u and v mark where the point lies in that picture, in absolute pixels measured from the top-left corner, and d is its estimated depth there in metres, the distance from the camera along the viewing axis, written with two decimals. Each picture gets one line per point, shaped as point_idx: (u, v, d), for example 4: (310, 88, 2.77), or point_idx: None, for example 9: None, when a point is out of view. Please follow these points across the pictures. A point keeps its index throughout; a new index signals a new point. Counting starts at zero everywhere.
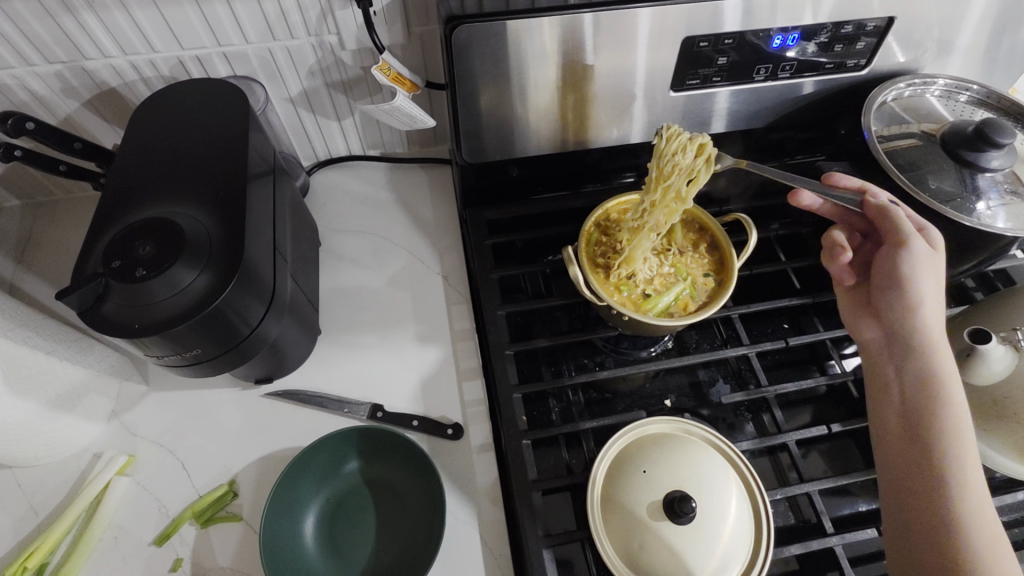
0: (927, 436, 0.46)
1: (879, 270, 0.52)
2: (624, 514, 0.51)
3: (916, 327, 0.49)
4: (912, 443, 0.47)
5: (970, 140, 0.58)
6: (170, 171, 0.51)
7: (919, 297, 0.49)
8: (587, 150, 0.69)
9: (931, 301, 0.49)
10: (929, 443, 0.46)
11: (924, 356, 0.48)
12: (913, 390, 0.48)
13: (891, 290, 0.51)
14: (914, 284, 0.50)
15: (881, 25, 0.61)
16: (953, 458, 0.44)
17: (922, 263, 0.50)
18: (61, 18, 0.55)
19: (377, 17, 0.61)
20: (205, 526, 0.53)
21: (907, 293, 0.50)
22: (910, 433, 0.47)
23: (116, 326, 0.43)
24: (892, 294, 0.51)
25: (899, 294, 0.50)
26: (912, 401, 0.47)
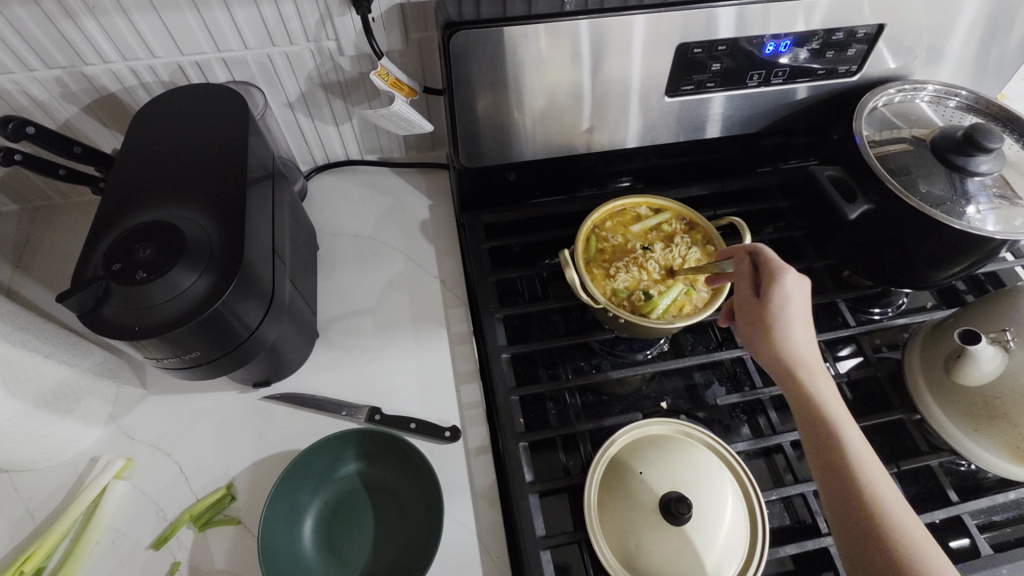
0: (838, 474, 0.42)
1: (744, 314, 0.51)
2: (621, 515, 0.51)
3: (792, 361, 0.47)
4: (828, 479, 0.43)
5: (959, 145, 0.59)
6: (169, 175, 0.51)
7: (784, 338, 0.48)
8: (584, 155, 0.70)
9: (798, 332, 0.48)
10: (846, 474, 0.42)
11: (810, 388, 0.46)
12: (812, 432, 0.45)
13: (759, 334, 0.49)
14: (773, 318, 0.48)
15: (871, 32, 0.62)
16: (870, 482, 0.41)
17: (780, 303, 0.48)
18: (62, 24, 0.56)
19: (376, 23, 0.62)
20: (203, 529, 0.53)
21: (772, 332, 0.48)
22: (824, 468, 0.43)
23: (116, 328, 0.43)
24: (761, 335, 0.49)
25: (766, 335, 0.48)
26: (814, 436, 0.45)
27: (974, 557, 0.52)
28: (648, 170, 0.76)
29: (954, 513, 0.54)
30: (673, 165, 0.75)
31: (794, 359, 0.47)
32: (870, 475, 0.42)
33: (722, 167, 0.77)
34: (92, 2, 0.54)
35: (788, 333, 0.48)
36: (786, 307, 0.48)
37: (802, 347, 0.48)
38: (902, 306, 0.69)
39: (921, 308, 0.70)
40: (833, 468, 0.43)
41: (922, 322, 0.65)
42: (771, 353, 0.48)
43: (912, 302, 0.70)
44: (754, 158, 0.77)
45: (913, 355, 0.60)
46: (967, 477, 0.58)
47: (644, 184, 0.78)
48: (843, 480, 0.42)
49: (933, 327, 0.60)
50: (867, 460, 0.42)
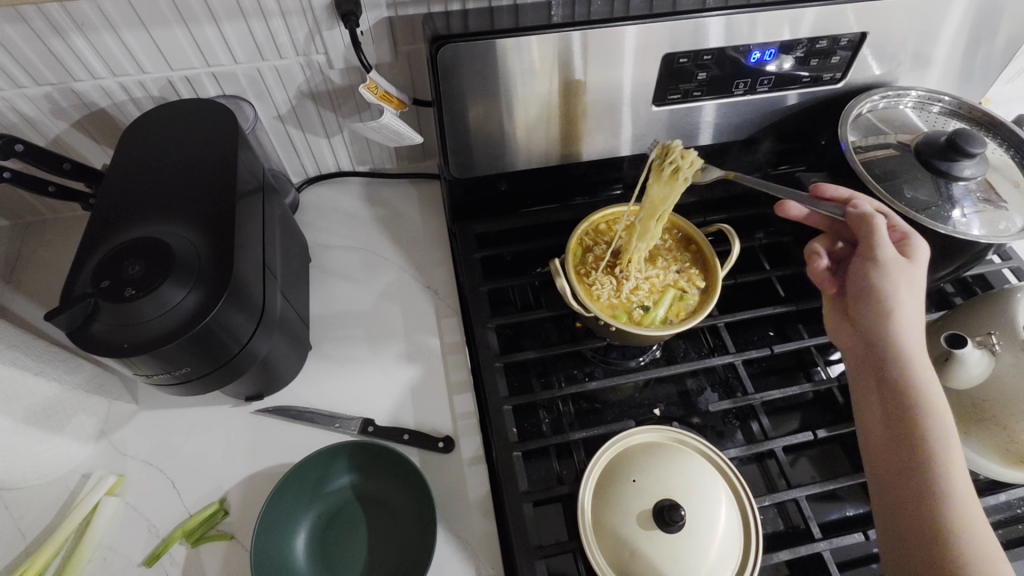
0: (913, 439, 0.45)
1: (858, 274, 0.52)
2: (614, 524, 0.51)
3: (891, 328, 0.49)
4: (899, 436, 0.46)
5: (942, 150, 0.59)
6: (159, 191, 0.51)
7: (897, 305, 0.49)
8: (574, 164, 0.70)
9: (909, 305, 0.49)
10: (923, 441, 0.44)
11: (904, 355, 0.48)
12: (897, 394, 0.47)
13: (870, 294, 0.51)
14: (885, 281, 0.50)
15: (854, 39, 0.63)
16: (941, 452, 0.44)
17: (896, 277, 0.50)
18: (51, 41, 0.56)
19: (365, 37, 0.63)
20: (196, 545, 0.53)
21: (883, 294, 0.50)
22: (896, 427, 0.46)
23: (104, 346, 0.43)
24: (871, 299, 0.50)
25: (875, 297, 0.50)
26: (891, 396, 0.47)
27: None
28: (639, 178, 0.76)
29: None
30: None
31: (895, 327, 0.49)
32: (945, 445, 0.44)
33: (712, 174, 0.78)
34: (81, 20, 0.55)
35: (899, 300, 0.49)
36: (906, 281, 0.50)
37: (909, 317, 0.49)
38: None
39: (910, 311, 0.70)
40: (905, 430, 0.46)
41: None
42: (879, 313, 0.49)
43: (901, 305, 0.71)
44: (743, 165, 0.78)
45: None
46: None
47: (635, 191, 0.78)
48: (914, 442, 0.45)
49: (921, 330, 0.61)
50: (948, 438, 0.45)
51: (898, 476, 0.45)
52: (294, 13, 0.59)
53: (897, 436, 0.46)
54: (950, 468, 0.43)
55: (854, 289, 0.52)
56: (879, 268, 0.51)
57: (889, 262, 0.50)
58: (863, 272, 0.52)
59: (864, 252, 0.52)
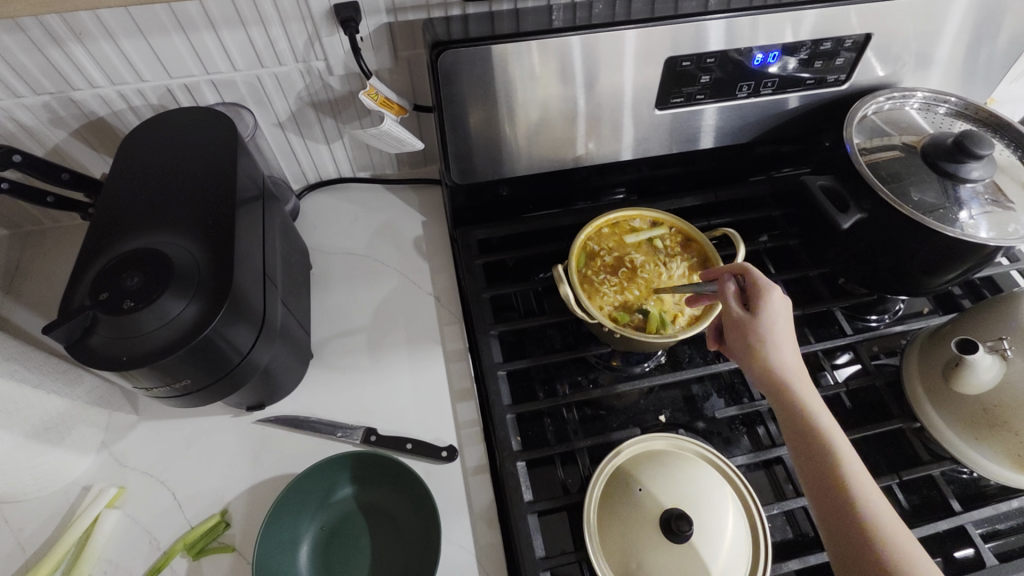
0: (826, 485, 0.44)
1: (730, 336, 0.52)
2: (620, 534, 0.51)
3: (777, 375, 0.48)
4: (822, 492, 0.44)
5: (949, 152, 0.59)
6: (156, 201, 0.51)
7: (774, 354, 0.49)
8: (576, 168, 0.70)
9: (785, 346, 0.49)
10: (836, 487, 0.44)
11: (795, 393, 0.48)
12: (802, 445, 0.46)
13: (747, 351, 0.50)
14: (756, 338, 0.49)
15: (859, 41, 0.62)
16: (857, 488, 0.43)
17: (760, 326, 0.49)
18: (49, 51, 0.56)
19: (364, 43, 0.62)
20: (197, 558, 0.52)
21: (758, 350, 0.49)
22: (817, 483, 0.45)
23: (102, 359, 0.43)
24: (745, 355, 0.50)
25: (753, 353, 0.49)
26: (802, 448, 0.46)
27: (978, 567, 0.52)
28: (642, 182, 0.76)
29: (957, 523, 0.53)
30: (666, 175, 0.75)
31: (778, 371, 0.48)
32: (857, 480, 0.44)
33: (715, 177, 0.77)
34: (79, 29, 0.54)
35: (774, 349, 0.49)
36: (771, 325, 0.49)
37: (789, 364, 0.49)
38: (899, 312, 0.69)
39: (917, 314, 0.69)
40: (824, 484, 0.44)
41: (920, 329, 0.65)
42: (759, 367, 0.49)
43: (908, 308, 0.70)
44: (746, 167, 0.77)
45: (912, 363, 0.60)
46: (970, 485, 0.58)
47: (638, 195, 0.78)
48: (839, 495, 0.43)
49: (930, 335, 0.60)
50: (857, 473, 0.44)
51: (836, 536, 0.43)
52: (293, 19, 0.58)
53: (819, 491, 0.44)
54: (868, 506, 0.43)
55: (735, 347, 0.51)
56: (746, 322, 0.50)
57: (747, 318, 0.50)
58: (735, 336, 0.51)
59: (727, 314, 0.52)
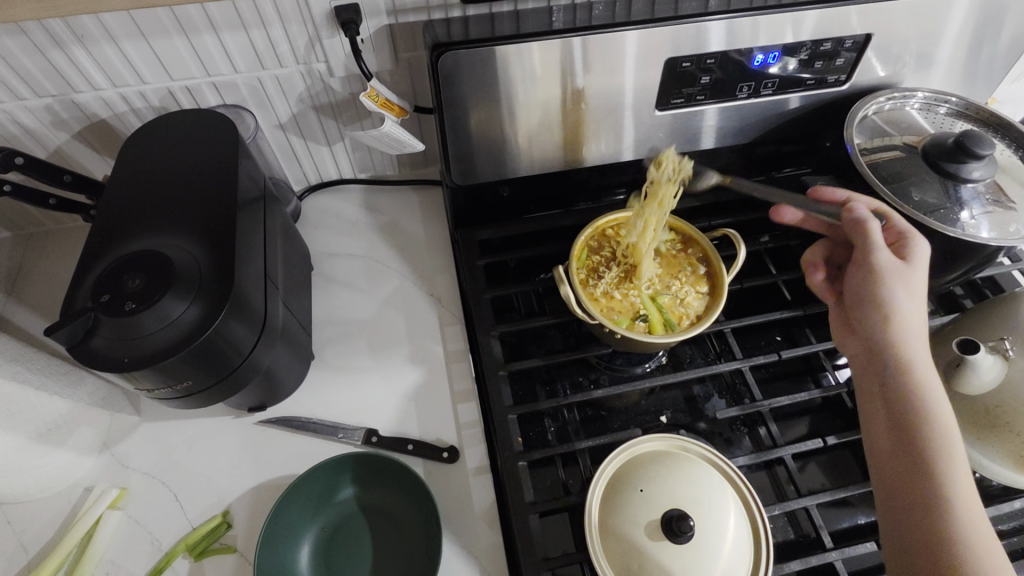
0: (914, 446, 0.45)
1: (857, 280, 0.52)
2: (621, 535, 0.51)
3: (894, 333, 0.48)
4: (905, 453, 0.45)
5: (950, 152, 0.58)
6: (159, 203, 0.51)
7: (899, 307, 0.49)
8: (577, 169, 0.70)
9: (912, 305, 0.49)
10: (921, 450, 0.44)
11: (909, 354, 0.48)
12: (897, 404, 0.47)
13: (868, 296, 0.50)
14: (884, 286, 0.49)
15: (859, 41, 0.62)
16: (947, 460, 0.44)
17: (893, 280, 0.49)
18: (51, 53, 0.56)
19: (364, 45, 0.62)
20: (198, 559, 0.52)
21: (881, 296, 0.49)
22: (900, 441, 0.46)
23: (104, 361, 0.43)
24: (871, 302, 0.50)
25: (878, 307, 0.49)
26: (896, 407, 0.47)
27: None
28: (642, 183, 0.76)
29: None
30: None
31: (896, 327, 0.48)
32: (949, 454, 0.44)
33: (715, 177, 0.77)
34: (80, 31, 0.54)
35: (897, 301, 0.49)
36: (905, 283, 0.49)
37: (909, 320, 0.49)
38: None
39: (919, 314, 0.69)
40: (906, 436, 0.46)
41: (922, 329, 0.65)
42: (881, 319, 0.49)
43: None
44: (747, 167, 0.77)
45: None
46: (972, 485, 0.58)
47: None
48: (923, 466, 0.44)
49: (931, 335, 0.60)
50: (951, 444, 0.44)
51: (899, 481, 0.45)
52: (294, 20, 0.58)
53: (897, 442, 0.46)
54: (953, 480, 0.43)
55: (858, 293, 0.51)
56: (883, 272, 0.50)
57: (885, 267, 0.50)
58: (861, 278, 0.51)
59: (861, 257, 0.52)
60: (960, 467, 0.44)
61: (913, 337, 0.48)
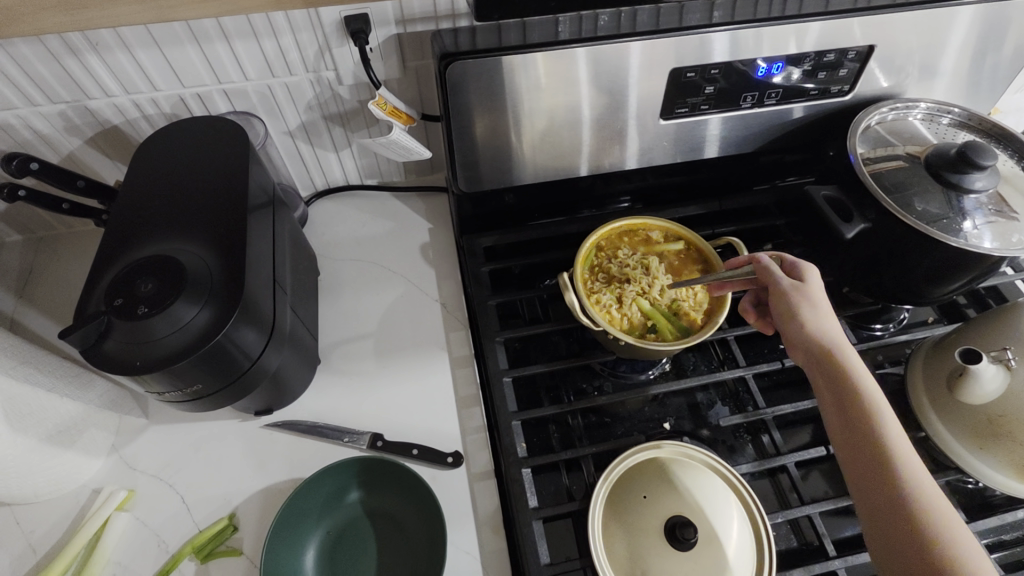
0: (867, 452, 0.44)
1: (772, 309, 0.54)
2: (625, 540, 0.51)
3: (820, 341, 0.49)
4: (858, 460, 0.44)
5: (953, 162, 0.59)
6: (170, 209, 0.52)
7: (815, 321, 0.50)
8: (581, 177, 0.71)
9: (826, 315, 0.51)
10: (876, 455, 0.44)
11: (837, 359, 0.48)
12: (843, 412, 0.46)
13: (791, 315, 0.51)
14: (801, 306, 0.51)
15: (862, 52, 0.63)
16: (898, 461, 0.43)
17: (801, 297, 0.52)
18: (66, 60, 0.57)
19: (373, 53, 0.63)
20: (205, 561, 0.53)
21: (804, 316, 0.51)
22: (853, 452, 0.45)
23: (116, 364, 0.44)
24: (790, 322, 0.51)
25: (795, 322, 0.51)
26: (841, 417, 0.46)
27: None
28: (646, 191, 0.76)
29: None
30: (670, 184, 0.76)
31: (815, 336, 0.50)
32: (899, 452, 0.43)
33: (719, 186, 0.78)
34: (96, 40, 0.55)
35: (816, 319, 0.51)
36: (810, 299, 0.52)
37: (832, 331, 0.50)
38: (904, 321, 0.69)
39: (922, 323, 0.70)
40: (862, 450, 0.44)
41: (924, 338, 0.65)
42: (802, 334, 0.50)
43: (913, 317, 0.70)
44: (751, 176, 0.78)
45: (915, 372, 0.60)
46: (975, 495, 0.58)
47: (643, 204, 0.78)
48: (877, 470, 0.43)
49: (934, 344, 0.60)
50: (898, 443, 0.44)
51: (872, 498, 0.43)
52: (304, 29, 0.59)
53: (858, 455, 0.45)
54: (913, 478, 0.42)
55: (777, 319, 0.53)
56: (786, 294, 0.52)
57: (790, 288, 0.52)
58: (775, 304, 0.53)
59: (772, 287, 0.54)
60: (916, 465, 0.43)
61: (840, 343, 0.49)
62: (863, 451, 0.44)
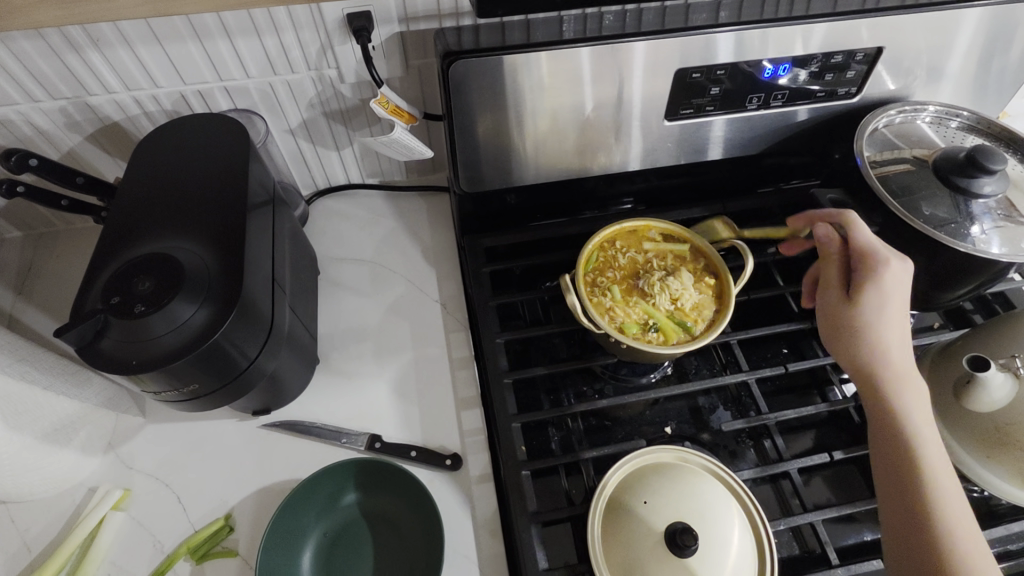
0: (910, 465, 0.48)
1: (838, 305, 0.54)
2: (624, 546, 0.50)
3: (881, 355, 0.51)
4: (897, 471, 0.48)
5: (962, 166, 0.58)
6: (170, 206, 0.51)
7: (882, 331, 0.52)
8: (584, 178, 0.70)
9: (892, 326, 0.52)
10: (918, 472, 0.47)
11: (894, 375, 0.51)
12: (893, 423, 0.49)
13: (861, 323, 0.52)
14: (873, 317, 0.52)
15: (870, 54, 0.62)
16: (936, 480, 0.47)
17: (879, 306, 0.52)
18: (66, 56, 0.56)
19: (376, 51, 0.63)
20: (200, 562, 0.52)
21: (873, 325, 0.52)
22: (898, 462, 0.48)
23: (112, 362, 0.43)
24: (856, 327, 0.52)
25: (862, 332, 0.52)
26: (892, 428, 0.49)
27: None
28: (649, 192, 0.76)
29: None
30: (674, 186, 0.75)
31: (881, 349, 0.51)
32: (937, 473, 0.47)
33: (723, 188, 0.77)
34: (96, 35, 0.55)
35: (883, 331, 0.52)
36: (884, 309, 0.52)
37: (893, 347, 0.52)
38: (909, 327, 0.69)
39: (928, 328, 0.69)
40: (907, 496, 0.47)
41: (930, 344, 0.64)
42: (865, 345, 0.52)
43: (918, 322, 0.69)
44: (755, 178, 0.77)
45: (921, 379, 0.59)
46: (980, 504, 0.57)
47: (645, 205, 0.78)
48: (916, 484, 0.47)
49: (940, 350, 0.59)
50: (935, 463, 0.48)
51: (906, 510, 0.47)
52: (306, 27, 0.59)
53: (904, 491, 0.47)
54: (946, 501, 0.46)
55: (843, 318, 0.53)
56: (861, 297, 0.52)
57: (869, 293, 0.52)
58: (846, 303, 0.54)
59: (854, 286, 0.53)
60: (952, 490, 0.47)
61: (898, 358, 0.51)
62: (911, 488, 0.47)
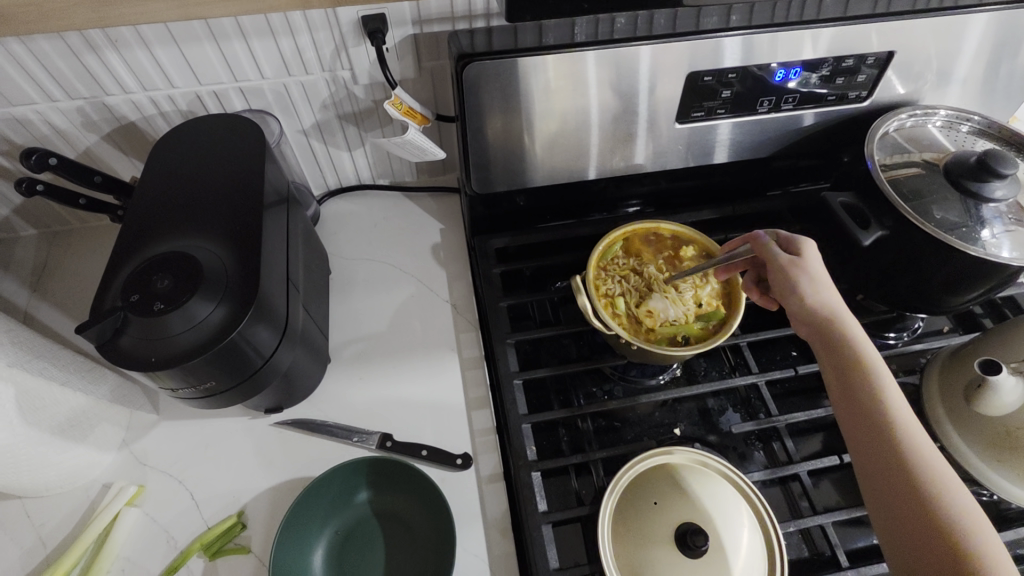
0: (868, 420, 0.46)
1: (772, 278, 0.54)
2: (634, 545, 0.51)
3: (821, 314, 0.51)
4: (859, 428, 0.47)
5: (973, 170, 0.59)
6: (186, 205, 0.52)
7: (814, 292, 0.52)
8: (594, 180, 0.70)
9: (824, 287, 0.52)
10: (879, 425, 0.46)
11: (839, 331, 0.50)
12: (845, 379, 0.49)
13: (792, 291, 0.52)
14: (801, 281, 0.52)
15: (881, 58, 0.62)
16: (898, 429, 0.45)
17: (803, 271, 0.53)
18: (85, 57, 0.57)
19: (389, 53, 0.63)
20: (213, 558, 0.53)
21: (802, 289, 0.52)
22: (858, 419, 0.47)
23: (132, 359, 0.44)
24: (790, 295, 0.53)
25: (795, 297, 0.52)
26: (847, 387, 0.48)
27: None
28: (659, 195, 0.76)
29: None
30: (683, 189, 0.76)
31: (817, 308, 0.51)
32: (900, 420, 0.46)
33: (732, 191, 0.78)
34: (115, 36, 0.56)
35: (816, 292, 0.52)
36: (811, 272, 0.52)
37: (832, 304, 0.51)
38: (918, 330, 0.69)
39: (937, 331, 0.69)
40: (877, 449, 0.45)
41: (940, 348, 0.64)
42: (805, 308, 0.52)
43: (928, 325, 0.70)
44: (765, 181, 0.77)
45: (931, 382, 0.60)
46: (990, 507, 0.57)
47: (654, 208, 0.78)
48: (881, 436, 0.45)
49: (952, 354, 0.60)
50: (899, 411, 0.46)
51: (879, 468, 0.45)
52: (321, 28, 0.59)
53: (872, 446, 0.46)
54: (914, 448, 0.44)
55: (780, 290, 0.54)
56: (783, 264, 0.53)
57: (789, 263, 0.53)
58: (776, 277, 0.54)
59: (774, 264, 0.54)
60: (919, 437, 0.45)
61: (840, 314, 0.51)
62: (876, 441, 0.45)
